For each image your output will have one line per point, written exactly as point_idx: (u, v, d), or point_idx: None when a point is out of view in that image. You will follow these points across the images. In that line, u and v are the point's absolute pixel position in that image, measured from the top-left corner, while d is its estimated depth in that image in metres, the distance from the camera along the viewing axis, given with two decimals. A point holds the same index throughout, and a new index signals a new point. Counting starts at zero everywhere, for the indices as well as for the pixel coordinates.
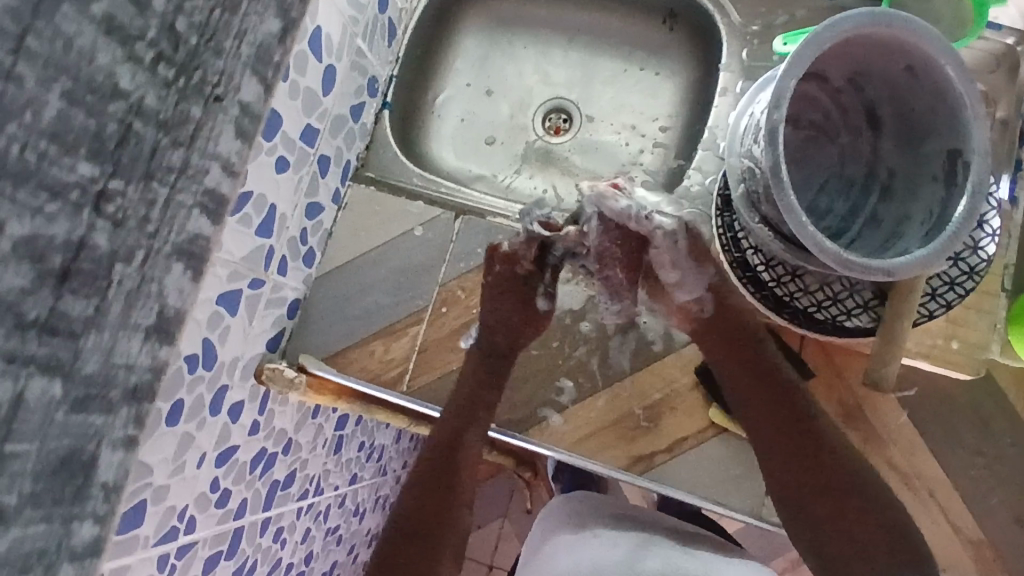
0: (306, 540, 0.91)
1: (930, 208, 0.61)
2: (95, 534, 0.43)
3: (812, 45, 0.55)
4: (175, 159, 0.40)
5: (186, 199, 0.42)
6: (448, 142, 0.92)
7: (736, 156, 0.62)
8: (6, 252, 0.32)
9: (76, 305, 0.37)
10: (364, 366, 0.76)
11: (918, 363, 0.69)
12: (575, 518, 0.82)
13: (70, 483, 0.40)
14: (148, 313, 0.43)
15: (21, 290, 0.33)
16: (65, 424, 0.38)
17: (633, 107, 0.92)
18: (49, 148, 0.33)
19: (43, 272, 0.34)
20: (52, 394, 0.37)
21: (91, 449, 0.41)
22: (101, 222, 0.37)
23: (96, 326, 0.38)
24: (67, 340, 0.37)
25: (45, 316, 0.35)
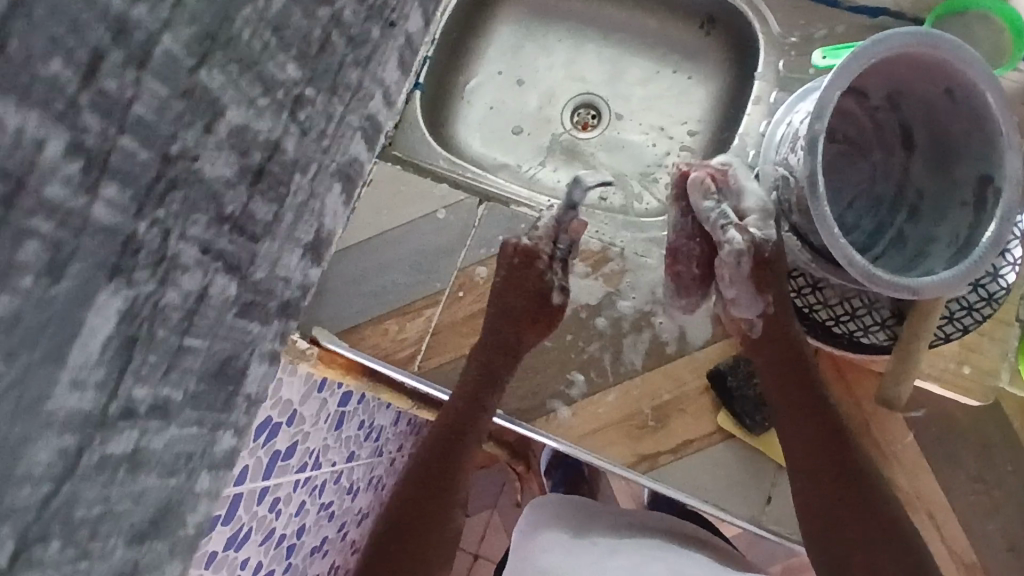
0: (299, 513, 0.91)
1: (956, 232, 0.62)
2: (234, 444, 0.52)
3: (858, 58, 0.55)
4: (354, 76, 0.49)
5: (353, 121, 0.52)
6: (475, 129, 0.93)
7: (770, 164, 0.62)
8: (227, 144, 0.38)
9: (262, 209, 0.44)
10: (378, 343, 0.76)
11: (929, 385, 0.69)
12: (579, 521, 0.82)
13: (222, 389, 0.47)
14: (309, 231, 0.54)
15: (225, 181, 0.39)
16: (230, 326, 0.45)
17: (663, 109, 0.92)
18: (284, 56, 0.40)
19: (242, 168, 0.40)
20: (226, 294, 0.44)
21: (244, 356, 0.49)
22: (293, 127, 0.44)
23: (270, 233, 0.46)
24: (248, 240, 0.44)
25: (237, 213, 0.41)
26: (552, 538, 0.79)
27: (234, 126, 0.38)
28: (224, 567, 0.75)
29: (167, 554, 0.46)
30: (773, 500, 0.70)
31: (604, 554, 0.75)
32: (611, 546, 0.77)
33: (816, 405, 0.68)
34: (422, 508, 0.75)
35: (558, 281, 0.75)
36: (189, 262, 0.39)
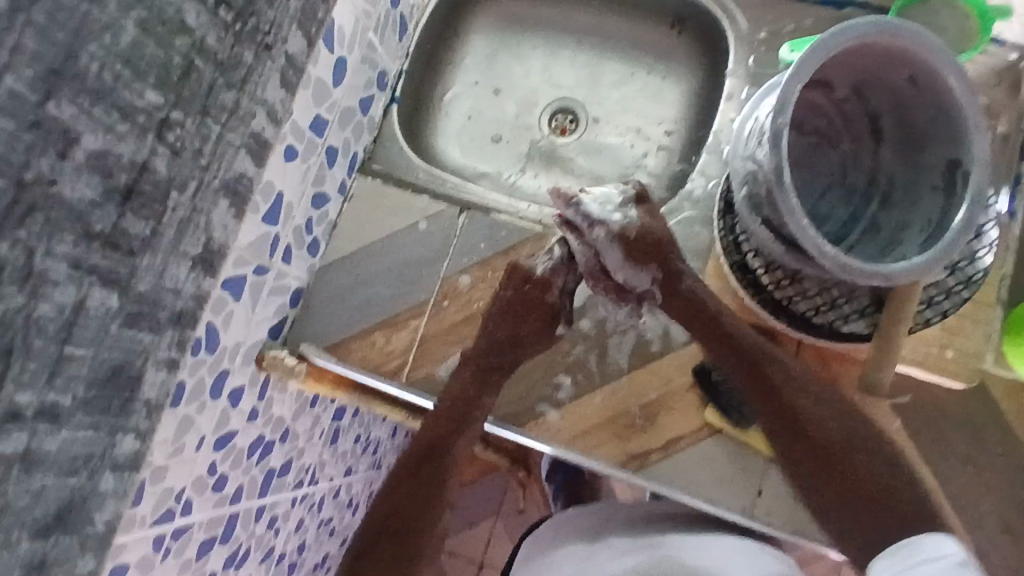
0: (299, 530, 0.91)
1: (928, 217, 0.62)
2: (134, 448, 0.50)
3: (818, 51, 0.56)
4: (228, 99, 0.46)
5: (233, 139, 0.49)
6: (454, 139, 0.93)
7: (740, 159, 0.62)
8: (80, 161, 0.37)
9: (136, 224, 0.42)
10: (365, 356, 0.77)
11: (913, 371, 0.69)
12: (596, 529, 0.81)
13: (116, 398, 0.45)
14: (197, 242, 0.49)
15: (90, 202, 0.38)
16: (117, 337, 0.43)
17: (639, 110, 0.93)
18: (123, 72, 0.38)
19: (110, 187, 0.39)
20: (108, 306, 0.42)
21: (137, 365, 0.46)
22: (161, 147, 0.42)
23: (151, 247, 0.44)
24: (125, 257, 0.42)
25: (108, 229, 0.40)
26: (568, 553, 0.78)
27: (92, 153, 0.37)
28: None
29: (76, 550, 0.46)
30: (765, 492, 0.71)
31: (616, 553, 0.75)
32: (621, 546, 0.76)
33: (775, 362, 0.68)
34: (407, 509, 0.71)
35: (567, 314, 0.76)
36: (60, 277, 0.38)
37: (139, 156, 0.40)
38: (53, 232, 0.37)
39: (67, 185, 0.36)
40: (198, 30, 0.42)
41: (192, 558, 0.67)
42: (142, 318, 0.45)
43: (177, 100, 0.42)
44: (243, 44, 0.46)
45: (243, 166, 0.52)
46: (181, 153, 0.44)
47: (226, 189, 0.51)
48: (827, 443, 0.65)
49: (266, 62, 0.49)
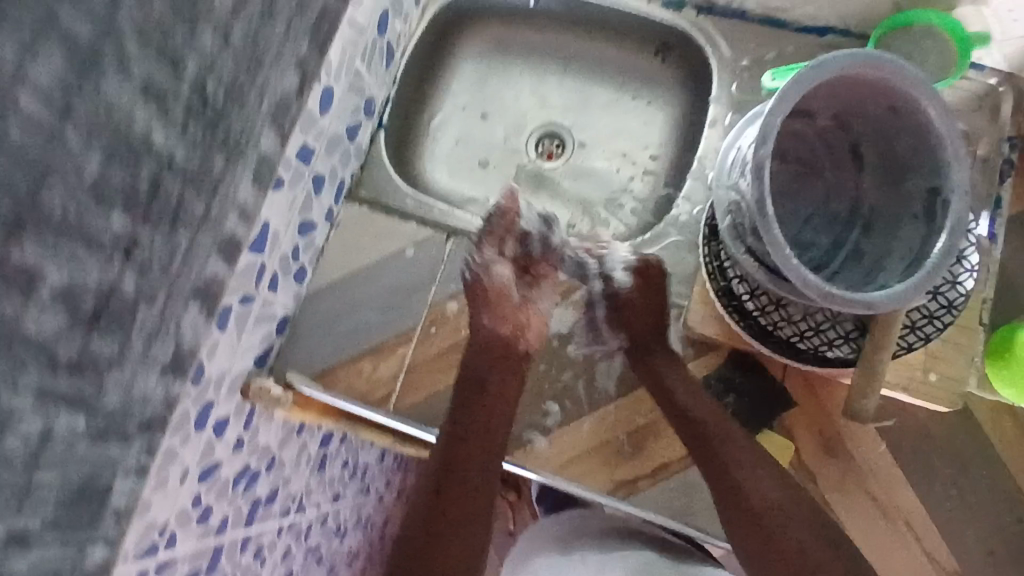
0: (286, 557, 0.90)
1: (910, 245, 0.63)
2: (104, 557, 0.53)
3: (799, 84, 0.57)
4: (197, 209, 0.47)
5: (206, 245, 0.51)
6: (442, 163, 0.94)
7: (724, 188, 0.63)
8: (45, 300, 0.37)
9: (104, 346, 0.43)
10: (352, 385, 0.76)
11: (898, 394, 0.70)
12: (568, 538, 0.82)
13: (69, 489, 0.44)
14: (165, 350, 0.51)
15: (57, 332, 0.39)
16: (85, 454, 0.45)
17: (625, 134, 0.94)
18: (89, 204, 0.38)
19: (76, 317, 0.40)
20: (75, 428, 0.43)
21: (99, 473, 0.47)
22: (130, 268, 0.43)
23: (119, 363, 0.45)
24: (93, 376, 0.43)
25: (75, 356, 0.41)
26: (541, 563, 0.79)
27: (59, 288, 0.38)
28: None
29: None
30: None
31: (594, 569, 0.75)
32: (598, 562, 0.75)
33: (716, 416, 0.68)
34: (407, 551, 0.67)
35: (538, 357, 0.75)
36: (26, 409, 0.38)
37: (109, 278, 0.41)
38: (18, 368, 0.37)
39: (33, 323, 0.37)
40: (167, 148, 0.42)
41: None
42: (132, 378, 0.47)
43: (137, 224, 0.42)
44: (214, 151, 0.47)
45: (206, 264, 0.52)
46: (137, 279, 0.44)
47: (210, 232, 0.51)
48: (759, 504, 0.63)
49: (236, 165, 0.51)
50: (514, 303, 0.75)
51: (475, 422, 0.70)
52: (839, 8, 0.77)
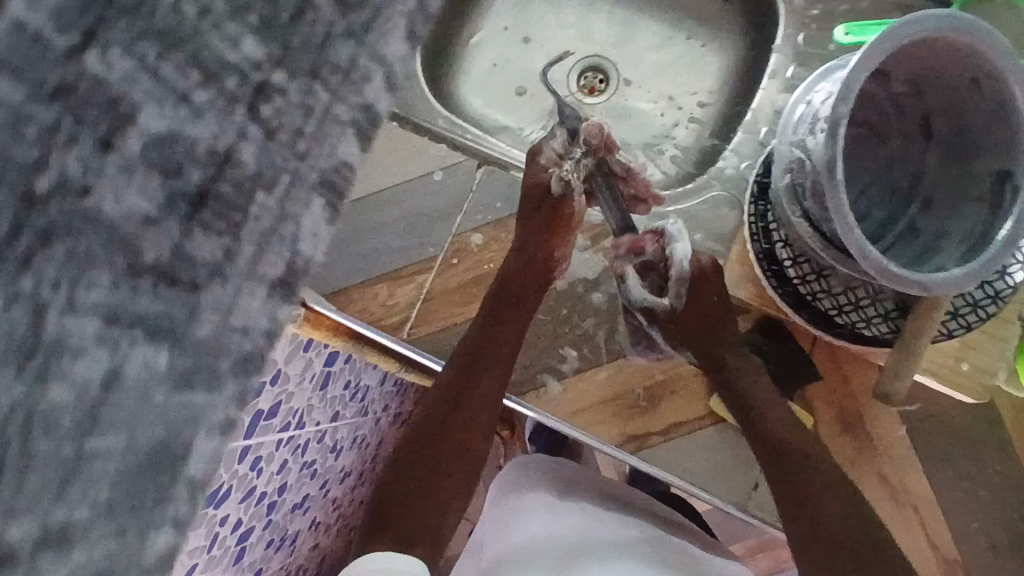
0: (282, 471, 0.90)
1: (971, 227, 0.60)
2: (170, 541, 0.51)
3: (890, 38, 0.52)
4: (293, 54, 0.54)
5: None
6: (477, 86, 0.89)
7: (786, 144, 0.59)
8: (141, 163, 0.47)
9: (207, 242, 0.52)
10: (365, 308, 0.74)
11: (925, 380, 0.68)
12: (562, 488, 0.77)
13: (149, 453, 0.48)
14: (273, 266, 0.59)
15: (148, 216, 0.48)
16: (166, 404, 0.49)
17: (673, 76, 0.88)
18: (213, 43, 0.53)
19: (179, 199, 0.50)
20: (156, 367, 0.48)
21: (182, 431, 0.50)
22: (253, 124, 0.56)
23: (217, 278, 0.52)
24: (187, 290, 0.50)
25: (172, 258, 0.49)
26: (533, 503, 0.73)
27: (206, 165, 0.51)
28: (202, 525, 0.73)
29: None
30: (761, 486, 0.69)
31: (594, 518, 0.72)
32: (595, 514, 0.73)
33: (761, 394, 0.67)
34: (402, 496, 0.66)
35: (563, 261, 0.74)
36: (90, 341, 0.43)
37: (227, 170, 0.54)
38: (90, 278, 0.43)
39: (102, 194, 0.44)
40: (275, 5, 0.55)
41: None
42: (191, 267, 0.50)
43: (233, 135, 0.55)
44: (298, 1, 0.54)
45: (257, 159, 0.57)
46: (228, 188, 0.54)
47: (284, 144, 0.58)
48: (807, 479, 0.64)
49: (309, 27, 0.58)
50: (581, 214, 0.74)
51: (493, 355, 0.69)
52: None
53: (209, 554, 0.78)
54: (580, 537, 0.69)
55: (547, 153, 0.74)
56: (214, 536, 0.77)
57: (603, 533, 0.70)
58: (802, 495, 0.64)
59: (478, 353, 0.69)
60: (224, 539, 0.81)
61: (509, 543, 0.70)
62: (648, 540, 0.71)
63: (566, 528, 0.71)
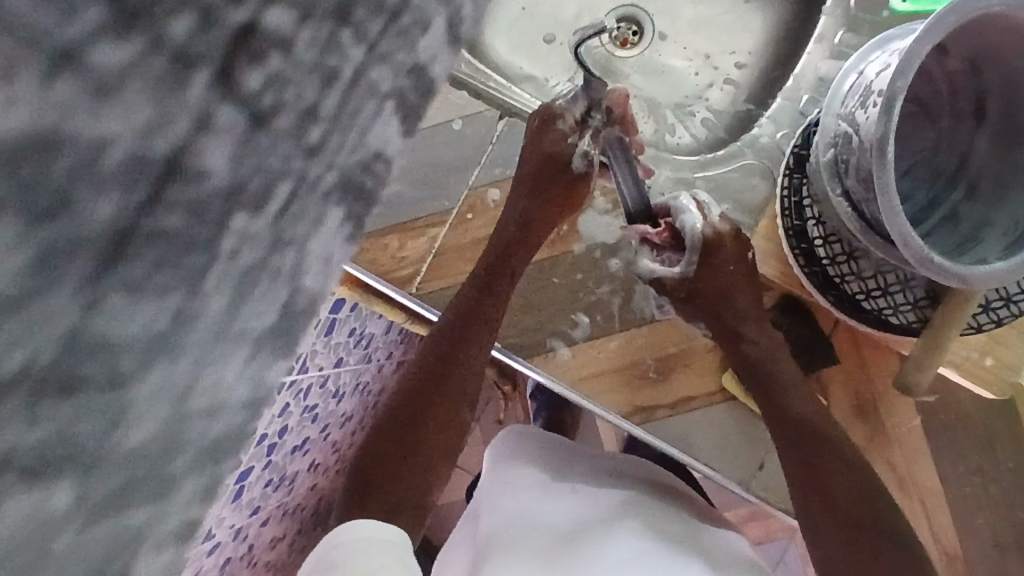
0: (283, 414, 0.89)
1: (1017, 219, 0.56)
2: None
3: (962, 8, 0.47)
4: None
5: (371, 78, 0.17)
6: (504, 30, 0.83)
7: (832, 117, 0.55)
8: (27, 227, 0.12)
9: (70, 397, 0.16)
10: (375, 259, 0.71)
11: (947, 372, 0.66)
12: (558, 464, 0.77)
13: None
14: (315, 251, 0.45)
15: None
16: None
17: (712, 33, 0.83)
18: None
19: None
20: None
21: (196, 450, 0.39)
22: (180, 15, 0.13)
23: None
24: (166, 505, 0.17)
25: None
26: (528, 478, 0.73)
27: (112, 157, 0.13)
28: None
29: None
30: (766, 467, 0.68)
31: (588, 500, 0.71)
32: (590, 495, 0.72)
33: (780, 371, 0.64)
34: (392, 449, 0.65)
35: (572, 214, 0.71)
36: None
37: (232, 187, 0.15)
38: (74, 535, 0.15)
39: None
40: None
41: None
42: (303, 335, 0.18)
43: (318, 52, 0.15)
44: None
45: (392, 137, 0.18)
46: (309, 251, 0.17)
47: None
48: (824, 467, 0.62)
49: None
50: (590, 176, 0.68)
51: (488, 310, 0.67)
52: None
53: None
54: (572, 523, 0.68)
55: (564, 119, 0.66)
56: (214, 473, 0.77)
57: (596, 517, 0.69)
58: (818, 482, 0.62)
59: (477, 311, 0.67)
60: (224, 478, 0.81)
61: (499, 519, 0.69)
62: (645, 518, 0.69)
63: (558, 511, 0.70)
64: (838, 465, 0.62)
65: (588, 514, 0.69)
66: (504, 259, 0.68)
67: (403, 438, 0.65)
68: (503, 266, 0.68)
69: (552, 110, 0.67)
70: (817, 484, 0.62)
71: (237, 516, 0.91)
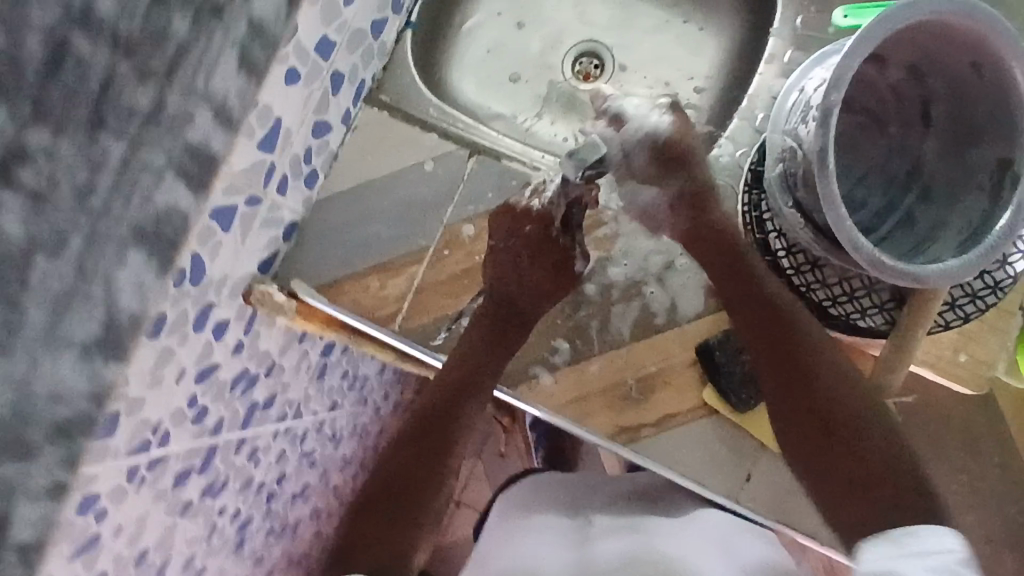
0: (280, 461, 0.89)
1: (969, 218, 0.59)
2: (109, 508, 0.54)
3: (885, 23, 0.50)
4: None
5: None
6: (471, 72, 0.87)
7: (778, 133, 0.57)
8: None
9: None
10: (357, 301, 0.73)
11: (922, 371, 0.67)
12: (570, 502, 0.80)
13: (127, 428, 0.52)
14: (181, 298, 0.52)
15: None
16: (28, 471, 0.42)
17: (670, 61, 0.86)
18: None
19: None
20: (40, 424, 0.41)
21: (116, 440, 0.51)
22: None
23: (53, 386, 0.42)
24: None
25: None
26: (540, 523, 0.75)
27: None
28: (201, 515, 0.72)
29: None
30: (754, 477, 0.69)
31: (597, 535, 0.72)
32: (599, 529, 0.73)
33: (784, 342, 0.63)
34: (398, 475, 0.69)
35: (580, 250, 0.73)
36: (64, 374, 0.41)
37: None
38: None
39: None
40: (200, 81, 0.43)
41: (167, 488, 0.63)
42: None
43: None
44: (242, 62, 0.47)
45: None
46: None
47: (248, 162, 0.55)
48: (839, 439, 0.60)
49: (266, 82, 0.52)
50: (557, 235, 0.73)
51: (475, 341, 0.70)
52: None
53: (209, 543, 0.78)
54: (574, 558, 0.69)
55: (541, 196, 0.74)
56: (214, 524, 0.77)
57: (599, 551, 0.69)
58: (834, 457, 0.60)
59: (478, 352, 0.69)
60: (224, 529, 0.81)
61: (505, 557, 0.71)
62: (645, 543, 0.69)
63: (561, 548, 0.71)
64: (859, 434, 0.59)
65: (616, 548, 0.69)
66: (507, 314, 0.70)
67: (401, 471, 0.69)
68: (507, 331, 0.70)
69: (513, 200, 0.74)
70: (837, 459, 0.60)
71: (240, 567, 0.91)
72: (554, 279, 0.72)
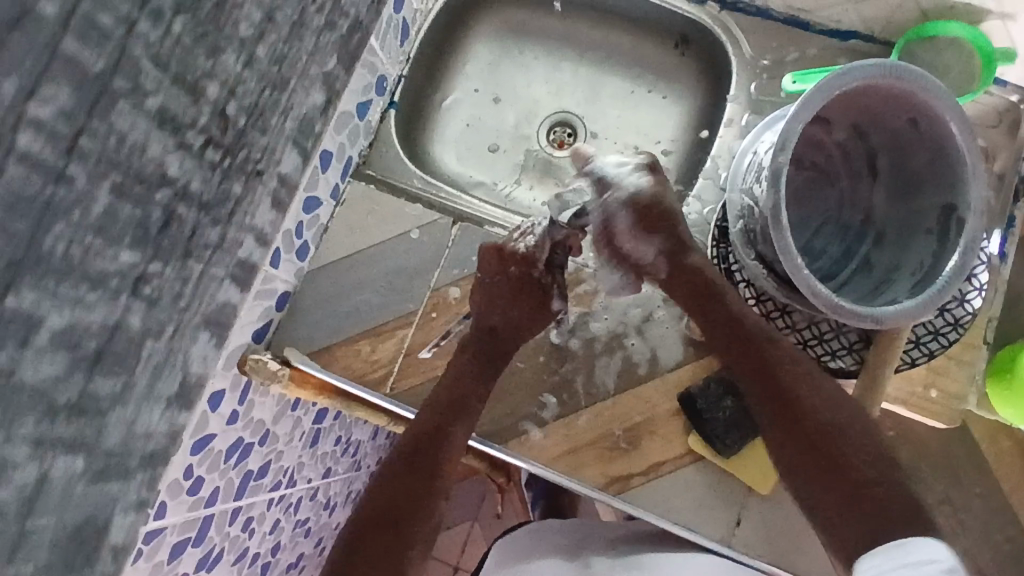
0: (275, 531, 0.89)
1: (921, 260, 0.63)
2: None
3: (823, 90, 0.55)
4: None
5: None
6: (451, 144, 0.93)
7: (736, 192, 0.62)
8: None
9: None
10: (350, 365, 0.76)
11: (896, 408, 0.69)
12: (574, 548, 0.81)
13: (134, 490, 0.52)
14: (176, 374, 0.53)
15: None
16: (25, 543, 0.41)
17: (638, 127, 0.93)
18: None
19: None
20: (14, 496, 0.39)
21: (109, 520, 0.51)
22: None
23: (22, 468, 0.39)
24: None
25: None
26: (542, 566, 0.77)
27: None
28: None
29: None
30: (744, 522, 0.70)
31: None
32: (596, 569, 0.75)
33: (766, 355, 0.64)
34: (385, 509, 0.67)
35: (559, 286, 0.76)
36: (22, 458, 0.39)
37: None
38: None
39: None
40: (182, 173, 0.45)
41: (164, 561, 0.63)
42: None
43: None
44: (230, 176, 0.51)
45: None
46: None
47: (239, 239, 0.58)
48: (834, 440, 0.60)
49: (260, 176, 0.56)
50: (540, 273, 0.76)
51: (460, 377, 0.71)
52: (864, 10, 0.76)
53: None
54: None
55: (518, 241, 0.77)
56: None
57: None
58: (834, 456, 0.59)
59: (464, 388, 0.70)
60: None
61: None
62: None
63: None
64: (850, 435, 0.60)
65: None
66: (498, 362, 0.73)
67: (387, 504, 0.67)
68: (488, 377, 0.72)
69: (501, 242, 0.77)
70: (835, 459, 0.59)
71: None
72: (534, 311, 0.75)
